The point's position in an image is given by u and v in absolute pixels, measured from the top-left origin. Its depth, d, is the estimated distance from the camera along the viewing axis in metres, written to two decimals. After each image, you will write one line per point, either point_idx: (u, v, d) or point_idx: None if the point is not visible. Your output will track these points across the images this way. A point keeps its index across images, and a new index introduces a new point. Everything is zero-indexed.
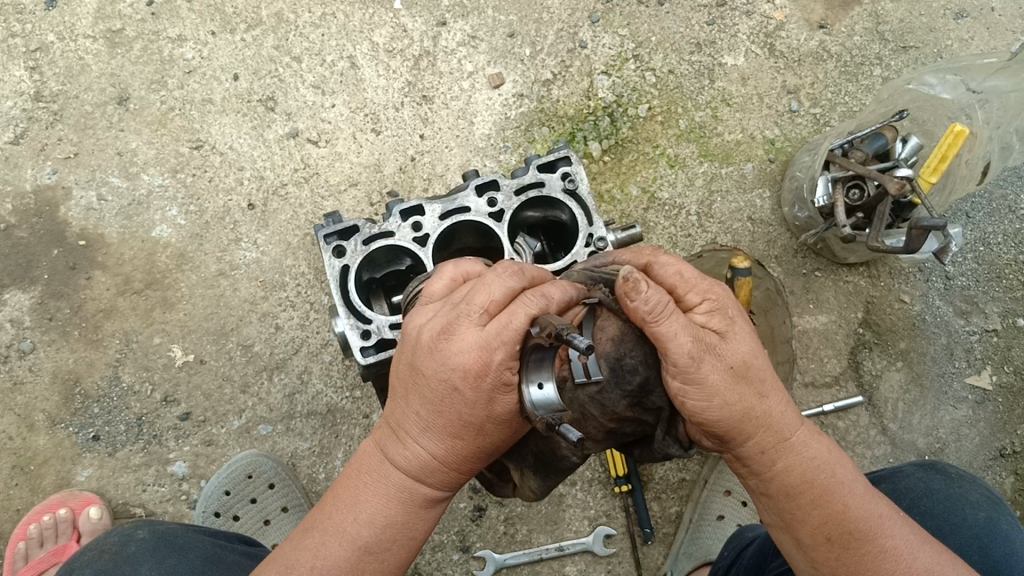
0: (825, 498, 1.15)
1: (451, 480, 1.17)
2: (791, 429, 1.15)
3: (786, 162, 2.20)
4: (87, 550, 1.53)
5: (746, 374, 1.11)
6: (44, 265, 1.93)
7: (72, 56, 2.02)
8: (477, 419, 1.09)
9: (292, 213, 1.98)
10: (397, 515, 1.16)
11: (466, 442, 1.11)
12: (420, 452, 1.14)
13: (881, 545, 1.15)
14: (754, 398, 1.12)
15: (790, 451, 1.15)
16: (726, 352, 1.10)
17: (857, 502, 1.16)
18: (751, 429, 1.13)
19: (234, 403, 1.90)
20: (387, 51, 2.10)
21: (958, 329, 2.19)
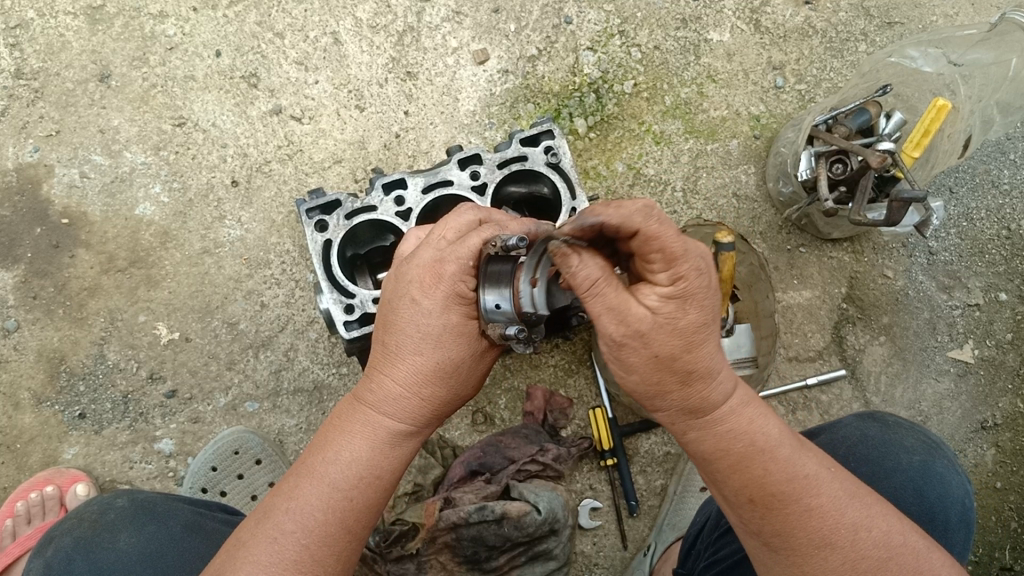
0: (742, 466, 1.13)
1: (420, 413, 1.24)
2: (709, 404, 1.14)
3: (771, 138, 2.21)
4: (67, 519, 1.55)
5: (672, 363, 1.08)
6: (27, 244, 1.93)
7: (53, 33, 2.00)
8: (438, 333, 1.20)
9: (276, 191, 1.98)
10: (366, 450, 1.22)
11: (428, 360, 1.20)
12: (386, 382, 1.22)
13: (810, 505, 1.13)
14: (675, 384, 1.11)
15: (722, 417, 1.15)
16: (654, 339, 1.06)
17: (781, 465, 1.13)
18: (668, 398, 1.14)
19: (220, 380, 1.90)
20: (372, 27, 2.08)
21: (941, 304, 2.21)
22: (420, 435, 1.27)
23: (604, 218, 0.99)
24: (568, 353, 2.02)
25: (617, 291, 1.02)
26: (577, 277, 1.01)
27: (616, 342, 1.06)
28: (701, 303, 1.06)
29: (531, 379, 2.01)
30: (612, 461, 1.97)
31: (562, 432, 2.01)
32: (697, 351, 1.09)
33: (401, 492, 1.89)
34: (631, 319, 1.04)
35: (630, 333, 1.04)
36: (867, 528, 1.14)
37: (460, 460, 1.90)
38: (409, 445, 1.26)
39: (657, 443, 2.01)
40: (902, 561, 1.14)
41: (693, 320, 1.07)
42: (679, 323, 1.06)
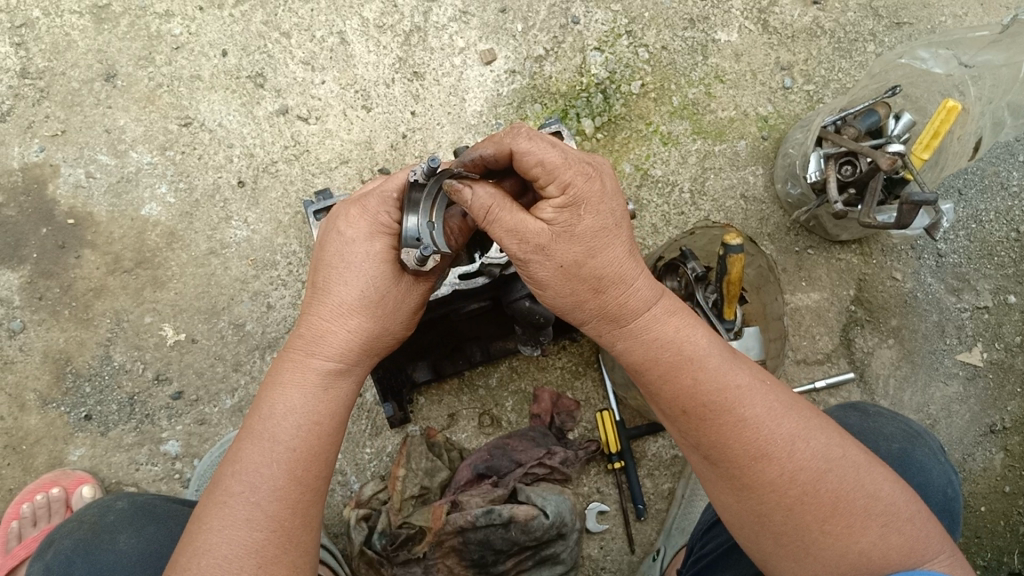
0: (672, 376, 1.18)
1: (351, 349, 1.22)
2: (633, 317, 1.21)
3: (779, 139, 2.20)
4: (67, 522, 1.56)
5: (579, 274, 1.16)
6: (33, 244, 1.92)
7: (58, 31, 1.99)
8: (361, 262, 1.20)
9: (283, 191, 1.97)
10: (299, 397, 1.20)
11: (353, 292, 1.20)
12: (314, 323, 1.22)
13: (739, 415, 1.15)
14: (589, 295, 1.18)
15: (643, 333, 1.21)
16: (557, 252, 1.15)
17: (710, 374, 1.17)
18: (590, 316, 1.22)
19: (227, 382, 1.89)
20: (378, 27, 2.07)
21: (949, 306, 2.20)
22: (355, 374, 1.25)
23: (479, 151, 1.16)
24: (575, 354, 2.02)
25: (513, 214, 1.13)
26: (473, 209, 1.13)
27: (523, 259, 1.15)
28: (597, 216, 1.15)
29: (538, 381, 2.01)
30: (619, 463, 1.96)
31: (569, 434, 2.00)
32: (602, 256, 1.17)
33: (407, 496, 1.85)
34: (529, 235, 1.13)
35: (531, 247, 1.14)
36: (802, 439, 1.15)
37: (470, 463, 1.89)
38: (346, 387, 1.24)
39: (664, 446, 2.01)
40: (837, 470, 1.15)
41: (590, 227, 1.15)
42: (577, 229, 1.14)
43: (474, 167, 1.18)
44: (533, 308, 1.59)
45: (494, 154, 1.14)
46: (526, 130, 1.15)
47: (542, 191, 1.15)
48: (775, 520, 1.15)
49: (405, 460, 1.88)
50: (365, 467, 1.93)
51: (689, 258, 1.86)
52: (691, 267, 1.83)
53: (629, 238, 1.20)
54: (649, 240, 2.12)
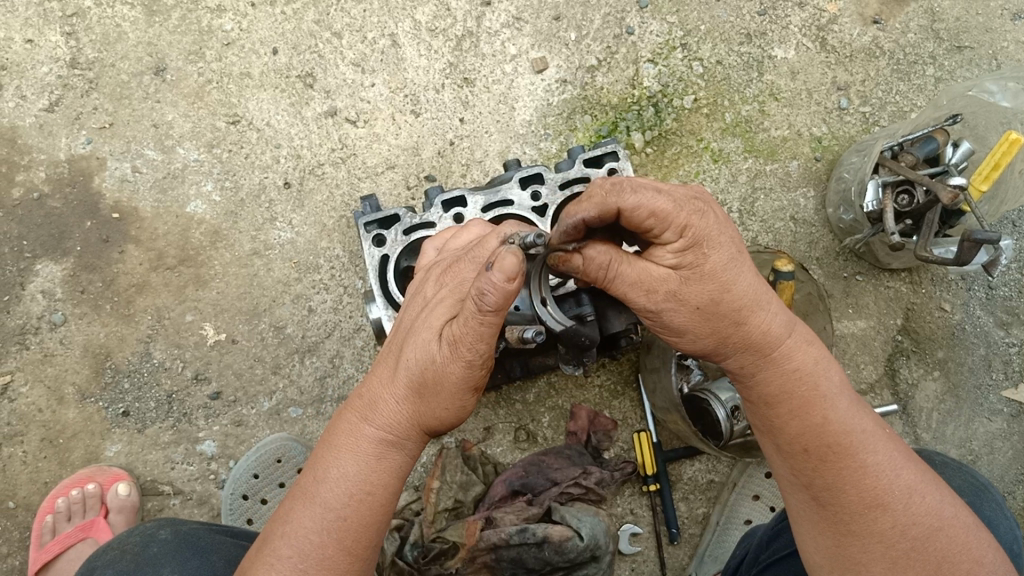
0: (805, 411, 1.22)
1: (406, 423, 1.21)
2: (775, 348, 1.22)
3: (833, 161, 2.14)
4: (108, 549, 1.49)
5: (714, 311, 1.18)
6: (77, 237, 1.91)
7: (110, 22, 1.97)
8: (425, 331, 1.17)
9: (328, 195, 1.95)
10: (355, 465, 1.20)
11: (412, 363, 1.18)
12: (376, 391, 1.23)
13: (862, 461, 1.19)
14: (729, 327, 1.20)
15: (773, 367, 1.23)
16: (687, 296, 1.17)
17: (838, 416, 1.21)
18: (725, 349, 1.23)
19: (265, 384, 1.88)
20: (430, 31, 2.05)
21: (997, 340, 2.15)
22: (409, 447, 1.23)
23: (580, 214, 1.09)
24: (614, 372, 1.99)
25: (633, 266, 1.16)
26: (591, 271, 1.16)
27: (654, 304, 1.18)
28: (730, 255, 1.17)
29: (576, 398, 1.98)
30: (654, 486, 1.94)
31: (605, 453, 1.98)
32: (739, 290, 1.18)
33: (440, 508, 1.83)
34: (655, 283, 1.16)
35: (661, 295, 1.17)
36: (918, 494, 1.19)
37: (506, 480, 1.87)
38: (400, 458, 1.23)
39: (701, 470, 1.98)
40: (948, 529, 1.18)
41: (718, 262, 1.16)
42: (705, 268, 1.15)
43: (577, 232, 1.11)
44: (579, 330, 1.56)
45: (597, 215, 1.09)
46: (624, 179, 1.11)
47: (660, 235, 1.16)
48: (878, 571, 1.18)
49: (440, 472, 1.86)
50: None
51: None
52: None
53: (757, 269, 1.20)
54: None
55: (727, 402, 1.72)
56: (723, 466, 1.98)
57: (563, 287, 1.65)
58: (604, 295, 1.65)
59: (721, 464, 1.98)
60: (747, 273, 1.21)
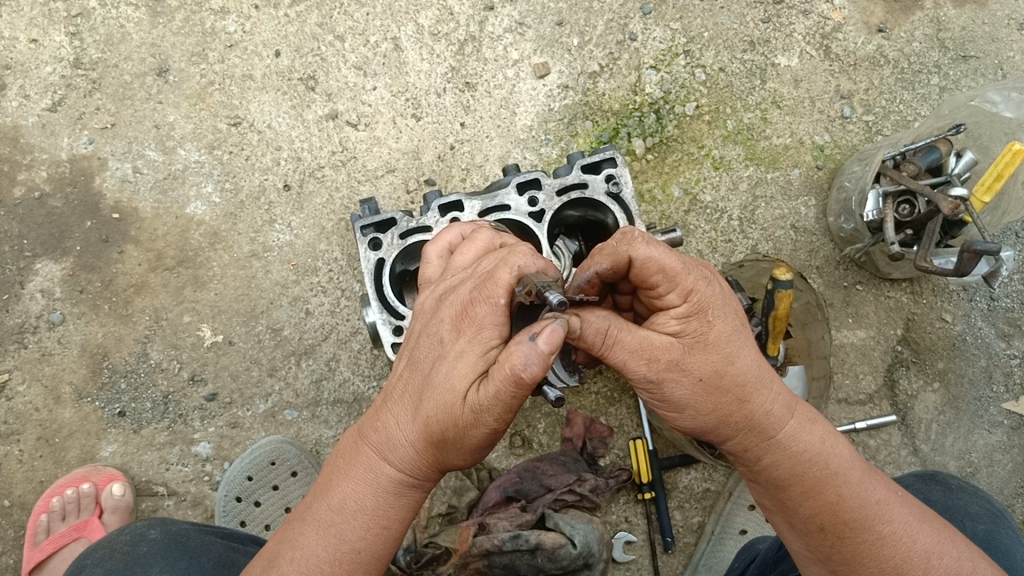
0: (815, 492, 1.18)
1: (421, 466, 1.19)
2: (779, 428, 1.18)
3: (834, 169, 2.13)
4: (99, 547, 1.48)
5: (720, 385, 1.13)
6: (77, 237, 1.91)
7: (113, 23, 1.98)
8: (447, 389, 1.09)
9: (328, 197, 1.95)
10: (371, 498, 1.20)
11: (433, 417, 1.12)
12: (392, 429, 1.19)
13: (880, 532, 1.17)
14: (733, 407, 1.15)
15: (776, 449, 1.19)
16: (692, 366, 1.12)
17: (852, 490, 1.18)
18: (732, 432, 1.18)
19: (261, 387, 1.89)
20: (433, 35, 2.05)
21: (998, 352, 2.14)
22: (426, 486, 1.23)
23: (594, 269, 1.15)
24: (611, 379, 1.99)
25: (634, 333, 1.10)
26: (588, 336, 1.08)
27: (661, 377, 1.12)
28: (729, 331, 1.14)
29: (572, 404, 1.98)
30: (649, 494, 1.93)
31: (601, 461, 1.97)
32: (738, 368, 1.14)
33: (433, 514, 1.87)
34: (658, 352, 1.11)
35: (664, 365, 1.11)
36: (937, 556, 1.17)
37: (503, 488, 1.87)
38: (413, 495, 1.23)
39: (697, 479, 1.97)
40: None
41: (721, 333, 1.13)
42: (709, 336, 1.13)
43: (593, 286, 1.18)
44: None
45: (610, 267, 1.14)
46: (642, 233, 1.15)
47: (662, 301, 1.14)
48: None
49: None
50: None
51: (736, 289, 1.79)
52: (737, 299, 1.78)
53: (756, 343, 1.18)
54: None
55: None
56: (720, 475, 1.97)
57: None
58: None
59: (717, 472, 1.97)
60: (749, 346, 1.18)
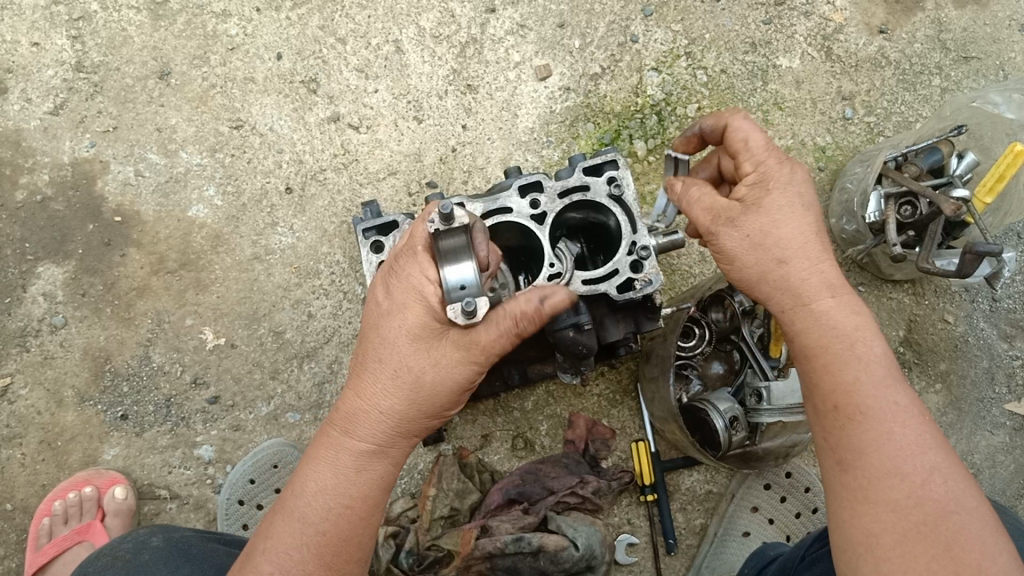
0: (836, 367, 1.17)
1: (383, 435, 1.25)
2: (815, 298, 1.21)
3: (836, 171, 2.12)
4: (100, 554, 1.49)
5: (765, 243, 1.23)
6: (79, 240, 1.91)
7: (115, 26, 1.99)
8: (394, 337, 1.22)
9: (329, 200, 1.95)
10: (335, 476, 1.24)
11: (387, 369, 1.23)
12: (349, 404, 1.26)
13: (884, 426, 1.12)
14: (773, 266, 1.23)
15: (807, 316, 1.21)
16: (745, 223, 1.25)
17: (873, 379, 1.15)
18: (770, 290, 1.24)
19: (263, 390, 1.88)
20: (434, 37, 2.05)
21: (1001, 353, 2.13)
22: (389, 459, 1.27)
23: (698, 127, 1.41)
24: (613, 382, 1.99)
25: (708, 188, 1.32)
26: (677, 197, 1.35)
27: (719, 225, 1.27)
28: (791, 209, 1.24)
29: (574, 406, 1.98)
30: (652, 497, 1.93)
31: (603, 463, 1.97)
32: (782, 231, 1.23)
33: (436, 516, 1.84)
34: (721, 208, 1.28)
35: (722, 219, 1.27)
36: (940, 476, 1.09)
37: (506, 490, 1.87)
38: (380, 469, 1.26)
39: (699, 481, 1.98)
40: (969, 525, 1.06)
41: (777, 202, 1.24)
42: (765, 202, 1.25)
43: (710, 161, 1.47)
44: (577, 339, 1.60)
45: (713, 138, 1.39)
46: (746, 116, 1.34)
47: (741, 170, 1.30)
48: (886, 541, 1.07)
49: (437, 480, 1.87)
50: (396, 484, 1.92)
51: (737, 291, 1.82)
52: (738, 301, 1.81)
53: (814, 223, 1.25)
54: (696, 268, 2.05)
55: (725, 412, 1.75)
56: (722, 477, 1.97)
57: None
58: (601, 306, 1.67)
59: (720, 474, 1.97)
60: (806, 221, 1.24)
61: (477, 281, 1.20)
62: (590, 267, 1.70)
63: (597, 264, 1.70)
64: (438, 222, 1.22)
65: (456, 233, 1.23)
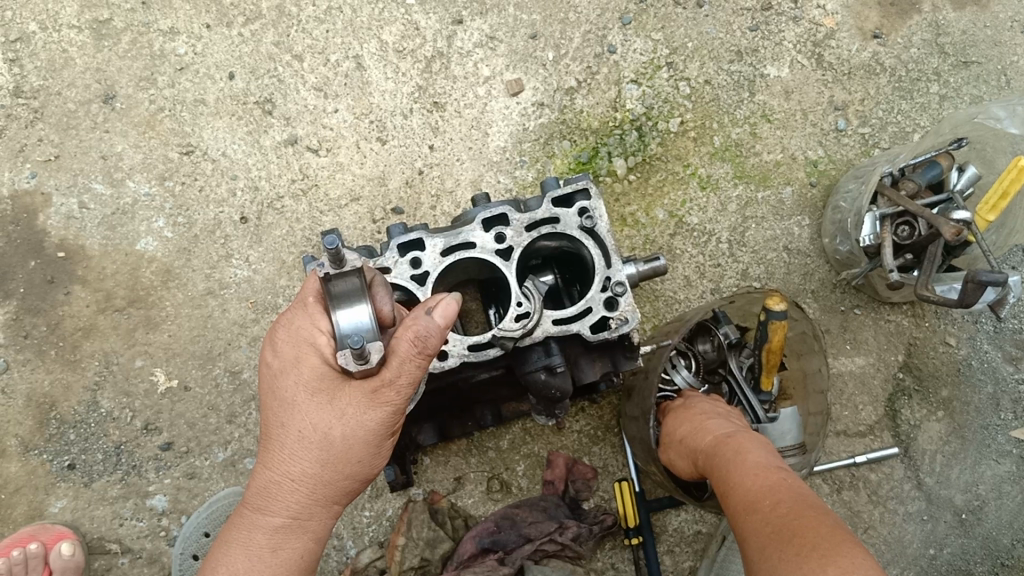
0: (721, 460, 1.32)
1: (298, 506, 1.16)
2: (701, 425, 1.47)
3: (829, 186, 1.99)
4: None
5: (676, 417, 1.56)
6: (21, 278, 1.80)
7: (55, 47, 1.87)
8: (292, 396, 1.14)
9: (288, 229, 1.83)
10: (248, 557, 1.15)
11: (291, 432, 1.14)
12: (260, 478, 1.17)
13: (739, 462, 1.28)
14: (682, 436, 1.50)
15: (706, 440, 1.41)
16: (674, 409, 1.60)
17: (743, 450, 1.31)
18: (701, 456, 1.40)
19: (219, 434, 1.76)
20: (398, 52, 1.93)
21: (1006, 376, 2.01)
22: (310, 532, 1.18)
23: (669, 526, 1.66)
24: (594, 417, 1.88)
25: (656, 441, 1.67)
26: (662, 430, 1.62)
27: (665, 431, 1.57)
28: (704, 407, 1.55)
29: (553, 445, 1.86)
30: (636, 540, 1.82)
31: (584, 504, 1.85)
32: (687, 406, 1.58)
33: (406, 567, 1.73)
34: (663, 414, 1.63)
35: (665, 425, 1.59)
36: (781, 484, 1.17)
37: (477, 538, 1.76)
38: (298, 545, 1.18)
39: (687, 521, 1.86)
40: (788, 493, 1.14)
41: (687, 399, 1.61)
42: (682, 402, 1.60)
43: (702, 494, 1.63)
44: (549, 383, 1.48)
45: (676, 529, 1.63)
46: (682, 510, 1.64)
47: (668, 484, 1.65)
48: (756, 575, 1.05)
49: (406, 528, 1.76)
50: (363, 532, 1.81)
51: (722, 322, 1.70)
52: (723, 333, 1.68)
53: (712, 402, 1.56)
54: (681, 294, 1.93)
55: None
56: (711, 516, 1.86)
57: (530, 338, 1.47)
58: (576, 345, 1.54)
59: (709, 513, 1.86)
60: (705, 404, 1.56)
61: (373, 325, 1.10)
62: (564, 301, 1.57)
63: (572, 297, 1.57)
64: (328, 266, 1.09)
65: (351, 276, 1.11)
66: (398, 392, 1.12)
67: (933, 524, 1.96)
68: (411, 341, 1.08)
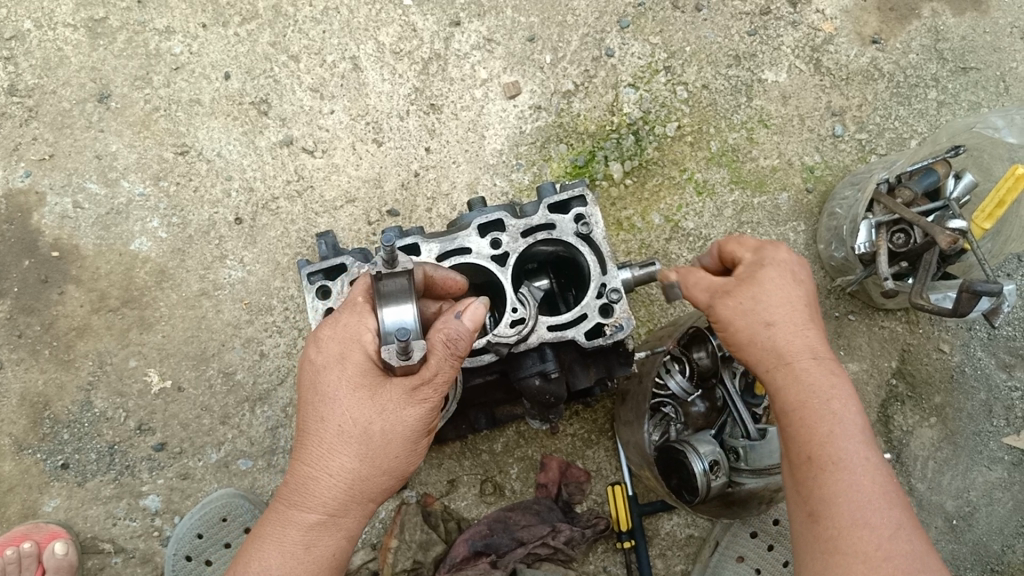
0: (807, 397, 1.20)
1: (334, 503, 1.16)
2: (778, 318, 1.26)
3: (825, 192, 1.99)
4: None
5: (753, 287, 1.29)
6: (14, 277, 1.80)
7: (51, 46, 1.86)
8: (334, 391, 1.16)
9: (282, 230, 1.83)
10: (282, 553, 1.14)
11: (330, 427, 1.15)
12: (297, 474, 1.17)
13: (828, 412, 1.18)
14: (757, 320, 1.27)
15: (783, 343, 1.25)
16: (759, 282, 1.29)
17: (831, 392, 1.20)
18: (765, 348, 1.26)
19: (213, 435, 1.77)
20: (395, 53, 1.92)
21: (999, 383, 2.02)
22: (343, 531, 1.17)
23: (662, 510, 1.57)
24: (588, 421, 1.88)
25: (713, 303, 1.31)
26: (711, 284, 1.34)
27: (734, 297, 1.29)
28: (787, 277, 1.30)
29: (547, 448, 1.87)
30: (629, 543, 1.82)
31: (577, 508, 1.86)
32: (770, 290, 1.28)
33: (398, 570, 1.72)
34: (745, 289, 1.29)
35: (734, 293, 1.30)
36: (869, 461, 1.15)
37: (471, 540, 1.76)
38: (331, 543, 1.17)
39: (679, 525, 1.86)
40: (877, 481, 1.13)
41: (771, 278, 1.29)
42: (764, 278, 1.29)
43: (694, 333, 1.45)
44: (543, 389, 1.48)
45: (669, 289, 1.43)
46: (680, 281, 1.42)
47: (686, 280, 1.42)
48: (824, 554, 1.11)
49: (399, 530, 1.75)
50: None
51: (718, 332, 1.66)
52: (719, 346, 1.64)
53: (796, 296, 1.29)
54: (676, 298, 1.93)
55: (706, 455, 1.61)
56: (703, 521, 1.86)
57: (526, 344, 1.46)
58: (570, 351, 1.54)
59: (701, 518, 1.86)
60: (791, 299, 1.28)
61: (417, 326, 1.13)
62: (560, 306, 1.57)
63: (567, 302, 1.57)
64: (382, 264, 1.14)
65: (400, 276, 1.15)
66: (436, 390, 1.15)
67: (924, 530, 1.96)
68: (443, 342, 1.13)
